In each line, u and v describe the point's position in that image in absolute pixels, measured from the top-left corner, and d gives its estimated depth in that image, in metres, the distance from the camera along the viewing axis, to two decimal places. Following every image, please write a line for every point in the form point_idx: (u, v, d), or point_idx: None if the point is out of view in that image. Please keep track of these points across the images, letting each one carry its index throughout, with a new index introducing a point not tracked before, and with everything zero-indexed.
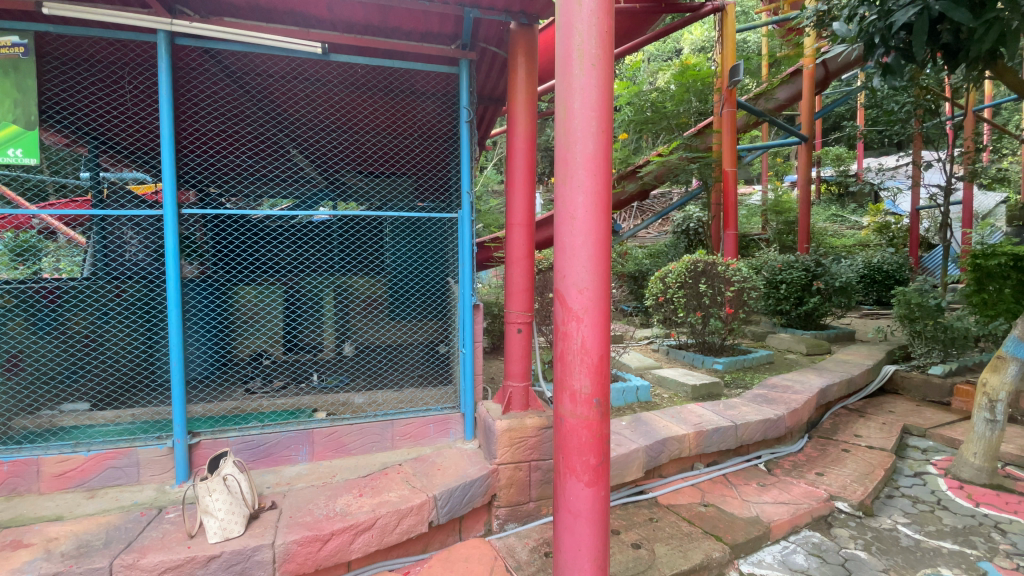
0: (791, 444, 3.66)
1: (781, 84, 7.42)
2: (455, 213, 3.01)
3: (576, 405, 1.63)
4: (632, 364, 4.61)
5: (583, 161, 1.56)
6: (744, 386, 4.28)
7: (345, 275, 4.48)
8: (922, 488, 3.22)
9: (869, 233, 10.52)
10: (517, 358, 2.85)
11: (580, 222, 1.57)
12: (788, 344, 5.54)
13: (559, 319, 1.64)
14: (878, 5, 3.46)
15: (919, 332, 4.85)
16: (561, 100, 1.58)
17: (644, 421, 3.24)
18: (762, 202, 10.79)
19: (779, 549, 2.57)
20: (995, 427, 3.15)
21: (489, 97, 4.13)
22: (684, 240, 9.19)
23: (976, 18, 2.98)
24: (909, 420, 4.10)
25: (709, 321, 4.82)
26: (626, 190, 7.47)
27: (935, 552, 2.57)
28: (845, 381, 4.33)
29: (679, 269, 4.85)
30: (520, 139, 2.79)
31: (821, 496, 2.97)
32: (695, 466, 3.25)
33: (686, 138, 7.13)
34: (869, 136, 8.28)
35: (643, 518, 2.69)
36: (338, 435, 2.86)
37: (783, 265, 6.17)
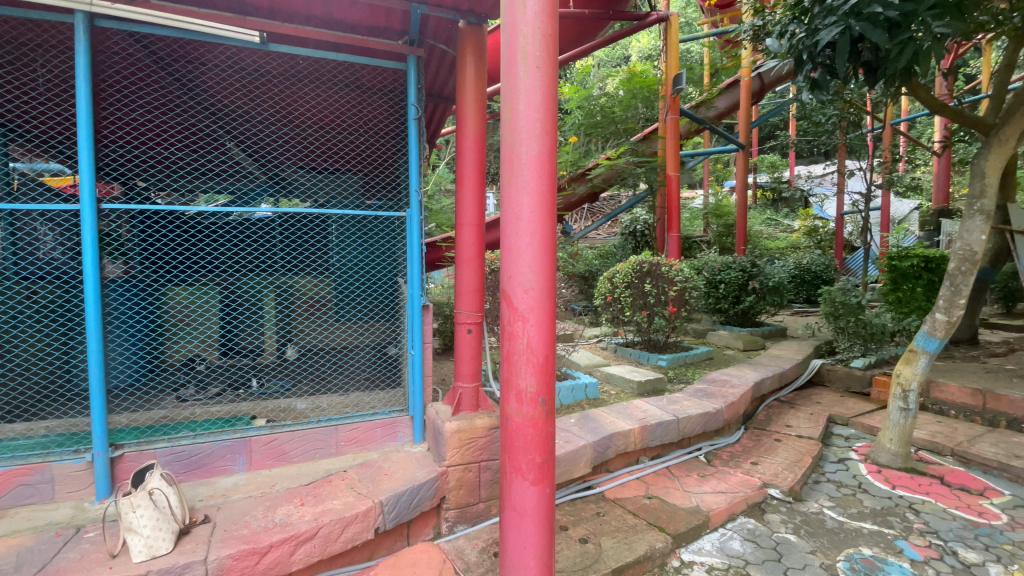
0: (729, 436, 3.85)
1: (719, 94, 7.82)
2: (402, 213, 2.95)
3: (522, 404, 1.63)
4: (581, 363, 4.70)
5: (529, 162, 1.57)
6: (687, 381, 4.48)
7: (287, 276, 4.30)
8: (845, 472, 3.48)
9: (800, 236, 11.19)
10: (467, 358, 2.82)
11: (525, 223, 1.58)
12: (726, 341, 5.83)
13: (505, 318, 1.64)
14: (806, 23, 3.71)
15: (843, 328, 5.23)
16: (507, 101, 1.59)
17: (592, 418, 3.30)
18: (704, 206, 11.33)
19: (717, 537, 2.70)
20: (907, 415, 3.43)
21: (439, 95, 4.08)
22: (632, 241, 9.48)
23: (893, 38, 3.24)
24: (835, 410, 4.41)
25: (654, 319, 4.99)
26: (576, 192, 7.65)
27: (857, 532, 2.77)
28: (778, 375, 4.60)
29: (627, 269, 4.98)
30: (470, 139, 2.77)
31: (756, 484, 3.14)
32: (641, 459, 3.34)
33: (632, 143, 7.40)
34: (800, 146, 8.86)
35: (591, 513, 2.75)
36: (279, 443, 2.74)
37: (722, 265, 6.44)
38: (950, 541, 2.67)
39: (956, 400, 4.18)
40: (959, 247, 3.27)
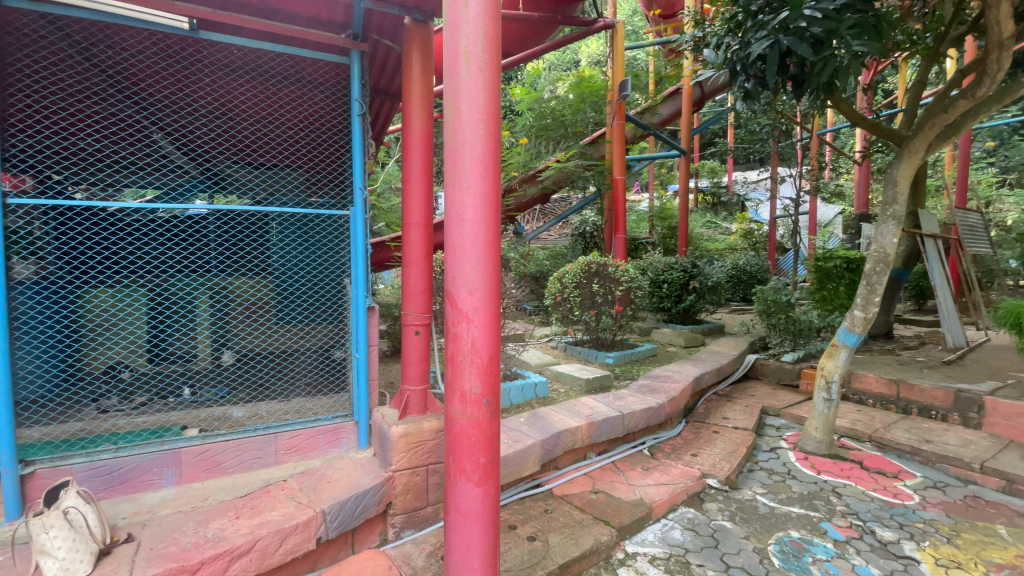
0: (670, 429, 4.01)
1: (663, 101, 8.14)
2: (346, 211, 2.87)
3: (467, 405, 1.63)
4: (532, 362, 4.75)
5: (472, 162, 1.57)
6: (632, 377, 4.63)
7: (223, 276, 4.08)
8: (776, 460, 3.70)
9: (737, 238, 11.80)
10: (415, 361, 2.78)
11: (469, 223, 1.57)
12: (669, 338, 6.07)
13: (449, 320, 1.63)
14: (740, 37, 3.93)
15: (775, 324, 5.57)
16: (450, 101, 1.58)
17: (541, 416, 3.34)
18: (650, 209, 11.73)
19: (660, 528, 2.80)
20: (831, 404, 3.70)
21: (385, 92, 4.01)
22: (582, 242, 9.68)
23: (817, 53, 3.47)
24: (767, 401, 4.69)
25: (602, 318, 5.11)
26: (527, 193, 7.73)
27: (786, 516, 2.96)
28: (716, 370, 4.84)
29: (576, 270, 5.07)
30: (416, 137, 2.72)
31: (696, 475, 3.29)
32: (587, 455, 3.42)
33: (581, 146, 7.58)
34: (736, 153, 9.38)
35: (539, 510, 2.78)
36: (212, 453, 2.59)
37: (665, 265, 6.71)
38: (868, 521, 2.90)
39: (873, 390, 4.55)
40: (873, 248, 3.57)
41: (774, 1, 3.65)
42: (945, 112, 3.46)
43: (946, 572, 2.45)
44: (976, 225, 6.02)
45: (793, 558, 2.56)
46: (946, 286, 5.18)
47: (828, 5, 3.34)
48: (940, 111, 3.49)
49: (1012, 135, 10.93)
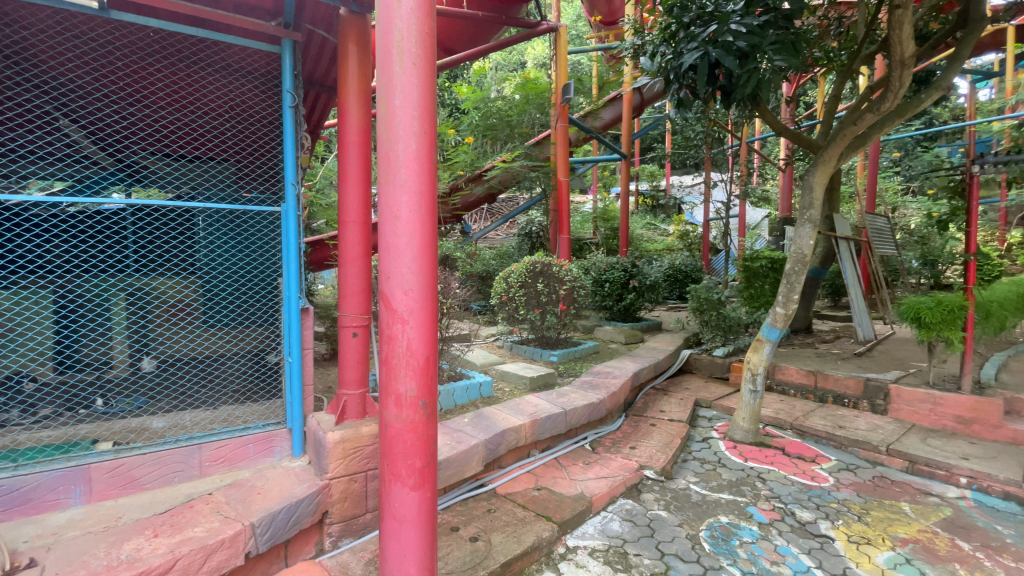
0: (611, 424, 4.13)
1: (605, 106, 8.38)
2: (277, 208, 2.74)
3: (402, 408, 1.60)
4: (476, 362, 4.73)
5: (406, 160, 1.54)
6: (575, 374, 4.73)
7: (142, 276, 3.75)
8: (708, 450, 3.90)
9: (675, 239, 12.36)
10: (353, 364, 2.69)
11: (403, 222, 1.54)
12: (610, 335, 6.26)
13: (383, 321, 1.59)
14: (672, 47, 4.14)
15: (707, 321, 5.88)
16: (382, 96, 1.54)
17: (485, 416, 3.34)
18: (594, 210, 12.02)
19: (600, 520, 2.87)
20: (756, 396, 3.95)
21: (320, 84, 3.87)
22: (528, 242, 9.77)
23: (743, 66, 3.67)
24: (700, 394, 4.94)
25: (546, 317, 5.18)
26: (473, 192, 7.72)
27: (717, 503, 3.13)
28: (653, 365, 5.04)
29: (521, 269, 5.09)
30: (353, 131, 2.63)
31: (634, 467, 3.41)
32: (531, 453, 3.45)
33: (526, 147, 7.65)
34: (674, 158, 9.82)
35: (482, 510, 2.77)
36: (127, 469, 2.39)
37: (607, 265, 6.92)
38: (789, 503, 3.12)
39: (794, 380, 4.89)
40: (792, 249, 3.84)
41: (704, 15, 3.88)
42: (853, 125, 3.78)
43: (856, 546, 2.68)
44: (883, 229, 6.61)
45: (722, 542, 2.70)
46: (857, 284, 5.66)
47: (752, 21, 3.56)
48: (850, 123, 3.80)
49: (913, 147, 12.13)
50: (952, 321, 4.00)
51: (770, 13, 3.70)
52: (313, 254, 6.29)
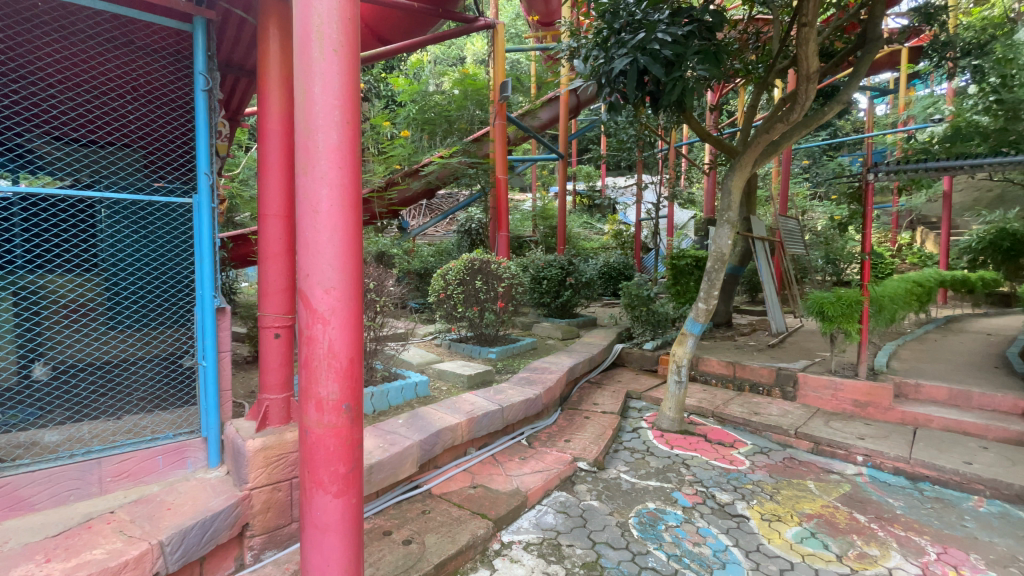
0: (547, 418, 4.21)
1: (543, 106, 8.50)
2: (189, 199, 2.53)
3: (323, 413, 1.53)
4: (413, 361, 4.63)
5: (326, 151, 1.47)
6: (513, 371, 4.76)
7: (32, 274, 3.33)
8: (637, 439, 4.07)
9: (609, 238, 12.77)
10: (275, 367, 2.54)
11: (324, 216, 1.47)
12: (548, 332, 6.37)
13: (303, 321, 1.51)
14: (604, 52, 4.28)
15: (638, 316, 6.13)
16: (300, 83, 1.47)
17: (420, 415, 3.28)
18: (533, 209, 12.16)
19: (535, 514, 2.92)
20: (681, 386, 4.16)
21: (239, 68, 3.63)
22: (467, 239, 9.70)
23: (669, 74, 3.83)
24: (632, 386, 5.15)
25: (485, 314, 5.18)
26: (410, 187, 7.57)
27: (645, 490, 3.27)
28: (587, 359, 5.19)
29: (459, 266, 5.05)
30: (274, 120, 2.48)
31: (568, 460, 3.49)
32: (468, 451, 3.43)
33: (464, 143, 7.59)
34: (609, 159, 10.14)
35: (416, 512, 2.72)
36: (12, 489, 2.13)
37: (544, 263, 7.02)
38: (710, 487, 3.32)
39: (716, 371, 5.22)
40: (713, 248, 4.08)
41: (634, 22, 4.03)
42: (766, 134, 4.07)
43: (768, 524, 2.90)
44: (794, 230, 7.18)
45: (649, 527, 2.83)
46: (771, 281, 6.12)
47: (676, 31, 3.75)
48: (763, 132, 4.11)
49: (820, 156, 13.30)
50: (850, 314, 4.43)
51: (694, 24, 3.91)
52: (235, 249, 5.90)
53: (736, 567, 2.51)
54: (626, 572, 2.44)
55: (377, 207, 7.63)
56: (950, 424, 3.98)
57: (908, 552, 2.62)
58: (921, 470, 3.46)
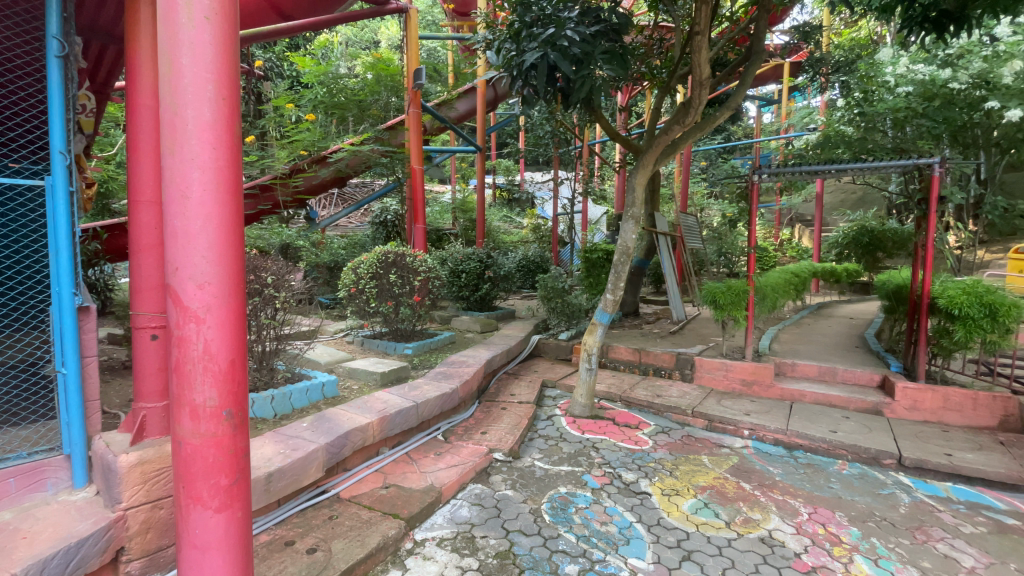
0: (464, 412, 4.20)
1: (459, 97, 8.39)
2: (40, 181, 2.17)
3: (199, 421, 1.41)
4: (322, 360, 4.39)
5: (197, 130, 1.36)
6: (429, 365, 4.69)
7: None
8: (551, 427, 4.19)
9: (528, 231, 12.98)
10: (151, 373, 2.27)
11: (195, 203, 1.36)
12: (466, 325, 6.34)
13: (173, 320, 1.39)
14: (516, 45, 4.31)
15: (554, 308, 6.30)
16: (167, 54, 1.35)
17: (328, 417, 3.12)
18: (452, 201, 12.01)
19: (449, 509, 2.89)
20: (591, 373, 4.34)
21: (103, 33, 3.18)
22: (382, 231, 9.38)
23: (578, 71, 3.93)
24: (547, 376, 5.29)
25: (399, 310, 5.01)
26: (318, 175, 7.14)
27: (558, 476, 3.37)
28: (505, 351, 5.26)
29: (370, 260, 4.86)
30: (146, 94, 2.21)
31: (483, 452, 3.51)
32: (380, 451, 3.32)
33: (376, 131, 7.29)
34: (527, 153, 10.27)
35: (322, 519, 2.58)
36: None
37: (463, 256, 6.97)
38: (617, 467, 3.51)
39: (624, 358, 5.52)
40: (619, 242, 4.28)
41: (544, 18, 4.08)
42: (666, 135, 4.34)
43: (668, 498, 3.12)
44: (693, 227, 7.76)
45: (561, 511, 2.92)
46: (674, 274, 6.56)
47: (584, 30, 3.87)
48: (662, 133, 4.37)
49: (716, 158, 14.47)
50: (738, 303, 4.88)
51: (601, 24, 4.04)
52: (110, 241, 5.19)
53: (639, 542, 2.67)
54: (538, 557, 2.50)
55: (281, 194, 7.07)
56: (820, 397, 4.53)
57: (785, 514, 2.95)
58: (796, 439, 3.91)
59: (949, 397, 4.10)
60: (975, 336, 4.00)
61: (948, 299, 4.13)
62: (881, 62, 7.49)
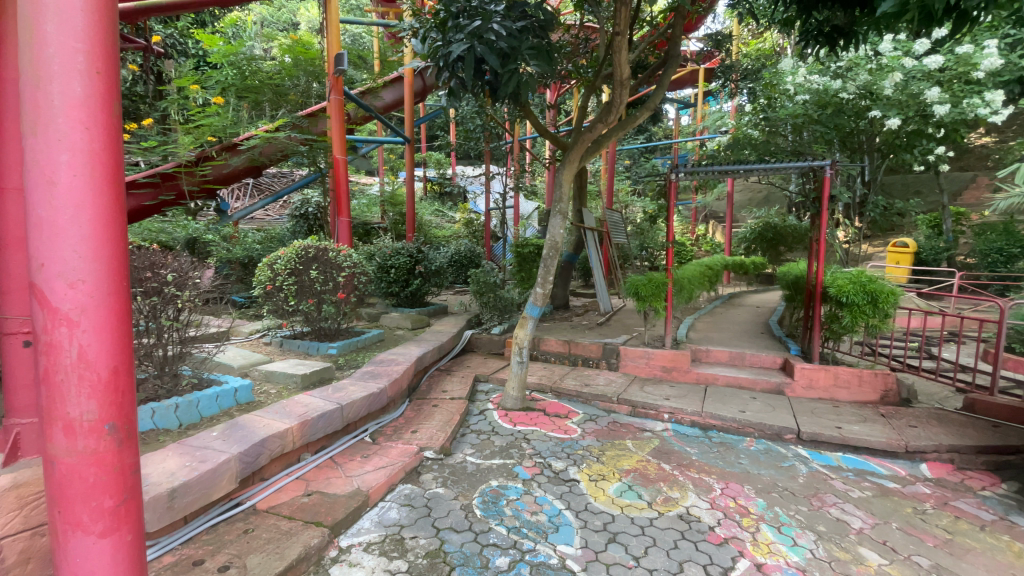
0: (393, 411, 4.09)
1: (385, 86, 8.11)
2: None
3: (75, 438, 1.27)
4: (235, 363, 4.07)
5: (66, 108, 1.21)
6: (356, 365, 4.51)
7: None
8: (483, 421, 4.20)
9: (460, 226, 12.85)
10: (21, 386, 2.15)
11: (63, 190, 1.22)
12: (396, 322, 6.17)
13: (40, 325, 1.24)
14: (442, 36, 4.23)
15: (486, 302, 6.29)
16: (25, 18, 1.19)
17: (241, 425, 2.91)
18: (381, 194, 11.61)
19: (377, 512, 2.80)
20: (522, 366, 4.39)
21: None
22: (304, 225, 8.89)
23: (504, 66, 3.94)
24: (479, 370, 5.28)
25: (322, 307, 4.76)
26: (229, 163, 6.61)
27: (490, 470, 3.38)
28: (436, 347, 5.18)
29: (288, 255, 4.58)
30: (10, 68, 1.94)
31: (413, 451, 3.44)
32: (302, 457, 3.15)
33: (294, 117, 6.87)
34: (458, 146, 10.14)
35: (236, 533, 2.40)
36: None
37: (392, 251, 6.75)
38: (548, 457, 3.58)
39: (554, 349, 5.65)
40: (548, 236, 4.34)
41: (470, 9, 4.02)
42: (590, 132, 4.45)
43: (595, 483, 3.23)
44: (619, 222, 8.06)
45: (491, 505, 2.93)
46: (601, 268, 6.77)
47: (511, 24, 3.85)
48: (586, 131, 4.48)
49: (639, 156, 15.12)
50: (658, 294, 5.15)
51: (528, 19, 4.04)
52: None
53: (568, 528, 2.75)
54: (468, 553, 2.49)
55: (186, 183, 6.41)
56: (731, 380, 4.89)
57: (700, 491, 3.16)
58: (710, 420, 4.19)
59: (838, 376, 4.58)
60: (859, 320, 4.51)
61: (838, 288, 4.61)
62: (783, 71, 8.17)
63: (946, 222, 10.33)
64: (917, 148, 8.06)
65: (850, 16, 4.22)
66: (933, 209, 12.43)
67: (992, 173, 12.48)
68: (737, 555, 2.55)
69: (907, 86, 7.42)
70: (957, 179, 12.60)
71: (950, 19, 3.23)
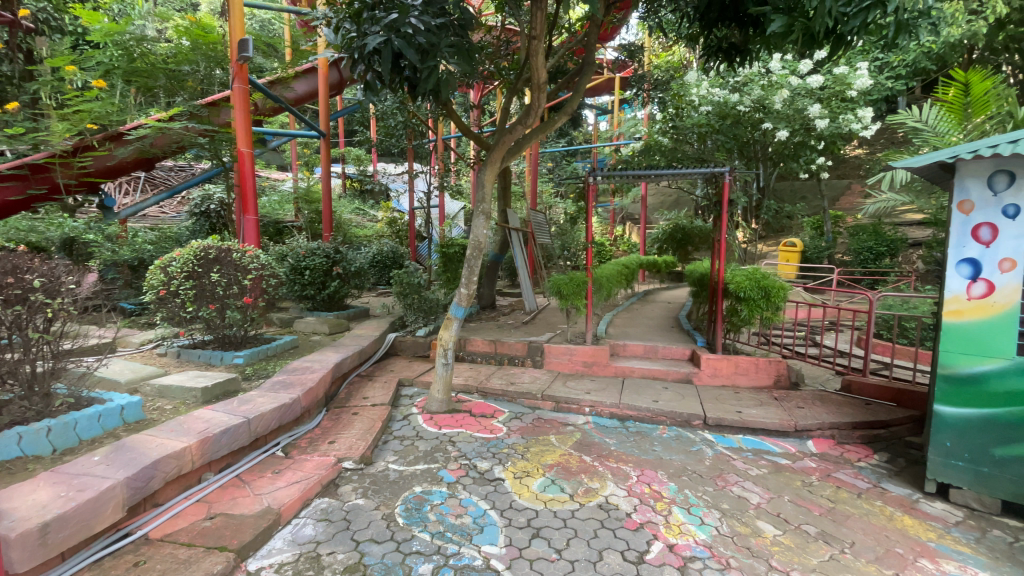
0: (308, 422, 3.87)
1: (297, 76, 7.66)
2: None
3: None
4: (122, 378, 3.65)
5: None
6: (266, 374, 4.22)
7: None
8: (407, 426, 4.10)
9: (383, 225, 12.45)
10: None
11: None
12: (313, 327, 5.85)
13: None
14: (357, 27, 4.08)
15: (409, 304, 6.14)
16: None
17: (128, 447, 2.61)
18: (295, 191, 10.92)
19: (291, 530, 2.64)
20: (447, 368, 4.33)
21: None
22: (205, 223, 8.17)
23: (424, 61, 3.86)
24: (403, 374, 5.15)
25: (226, 313, 4.39)
26: (114, 154, 5.93)
27: (414, 476, 3.30)
28: (356, 352, 4.98)
29: (184, 257, 4.18)
30: None
31: (331, 462, 3.28)
32: (204, 478, 2.89)
33: (190, 104, 6.27)
34: (379, 143, 9.82)
35: (124, 568, 2.15)
36: None
37: (307, 251, 6.37)
38: (473, 458, 3.57)
39: (480, 350, 5.65)
40: (471, 237, 4.32)
41: (386, 2, 3.90)
42: (511, 134, 4.48)
43: (519, 480, 3.27)
44: (543, 222, 8.23)
45: (414, 512, 2.87)
46: (525, 267, 6.86)
47: (429, 20, 3.77)
48: (507, 131, 4.50)
49: (561, 159, 15.56)
50: (578, 292, 5.33)
51: (448, 16, 3.98)
52: None
53: (492, 528, 2.76)
54: (390, 564, 2.42)
55: (61, 176, 5.77)
56: (647, 372, 5.17)
57: (618, 480, 3.31)
58: (627, 412, 4.41)
59: (739, 364, 5.00)
60: (755, 313, 4.95)
61: (737, 284, 5.04)
62: (688, 83, 8.80)
63: (827, 224, 11.65)
64: (802, 158, 9.02)
65: (744, 35, 4.61)
66: (816, 212, 13.98)
67: (862, 181, 14.28)
68: (651, 538, 2.70)
69: (794, 101, 8.26)
70: (835, 187, 14.28)
71: (828, 42, 3.62)
